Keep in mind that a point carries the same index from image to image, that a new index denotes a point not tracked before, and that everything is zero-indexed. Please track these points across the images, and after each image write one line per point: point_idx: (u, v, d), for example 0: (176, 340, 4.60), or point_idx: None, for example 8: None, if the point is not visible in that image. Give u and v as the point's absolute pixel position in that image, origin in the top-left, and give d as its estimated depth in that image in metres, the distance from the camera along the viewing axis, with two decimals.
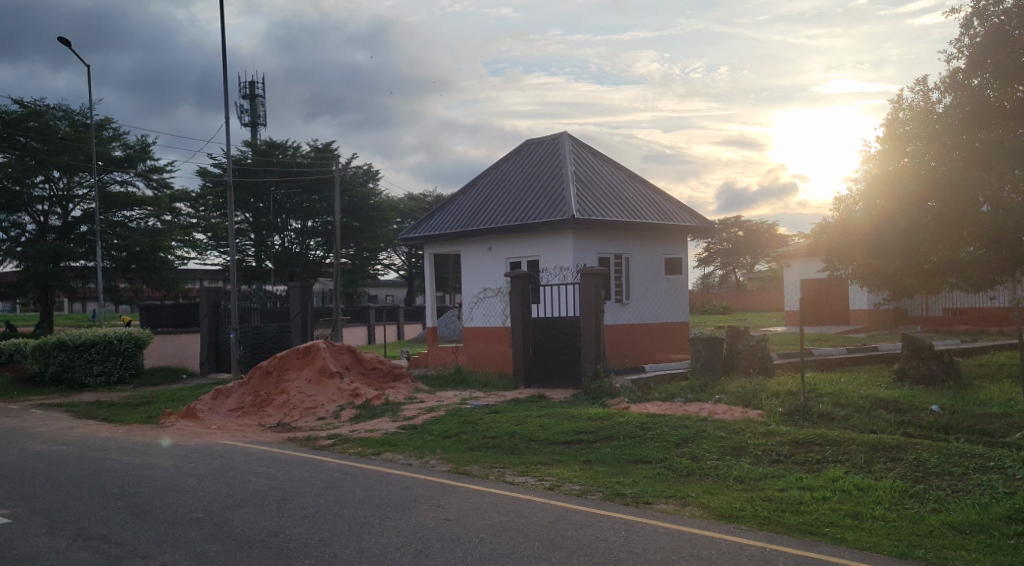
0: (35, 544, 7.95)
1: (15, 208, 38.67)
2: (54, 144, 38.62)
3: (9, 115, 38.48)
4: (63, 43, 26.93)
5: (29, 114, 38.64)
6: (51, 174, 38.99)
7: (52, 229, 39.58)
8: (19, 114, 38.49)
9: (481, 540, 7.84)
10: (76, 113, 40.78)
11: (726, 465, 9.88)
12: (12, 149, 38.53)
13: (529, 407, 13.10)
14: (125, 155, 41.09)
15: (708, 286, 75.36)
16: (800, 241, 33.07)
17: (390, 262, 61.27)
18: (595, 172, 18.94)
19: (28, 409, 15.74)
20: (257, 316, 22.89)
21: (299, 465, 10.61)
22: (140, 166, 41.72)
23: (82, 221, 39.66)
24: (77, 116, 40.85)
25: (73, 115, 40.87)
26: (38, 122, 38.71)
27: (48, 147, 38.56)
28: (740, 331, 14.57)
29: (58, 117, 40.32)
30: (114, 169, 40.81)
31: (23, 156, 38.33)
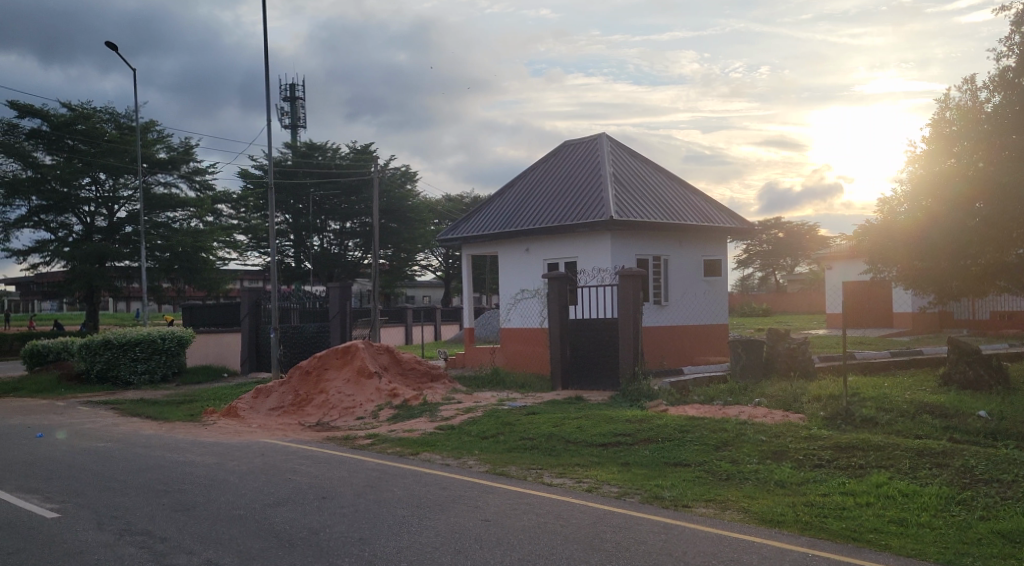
0: (84, 537, 8.12)
1: (62, 209, 39.55)
2: (100, 146, 39.40)
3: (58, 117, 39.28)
4: (111, 47, 27.34)
5: (76, 117, 39.32)
6: (97, 176, 39.85)
7: (98, 229, 40.48)
8: (66, 117, 39.10)
9: (520, 541, 7.84)
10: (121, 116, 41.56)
11: (767, 469, 9.78)
12: (60, 151, 39.36)
13: (567, 409, 13.08)
14: (168, 157, 41.84)
15: (748, 288, 74.80)
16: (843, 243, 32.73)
17: (426, 263, 61.57)
18: (634, 173, 18.87)
19: (76, 407, 16.03)
20: (296, 316, 23.15)
21: (339, 464, 10.71)
22: (183, 168, 42.44)
23: (127, 222, 40.49)
24: (122, 118, 41.65)
25: (118, 118, 41.69)
26: (85, 124, 39.46)
27: (94, 149, 39.35)
28: (781, 333, 14.41)
29: (105, 119, 41.14)
30: (158, 171, 41.63)
31: (71, 158, 39.16)
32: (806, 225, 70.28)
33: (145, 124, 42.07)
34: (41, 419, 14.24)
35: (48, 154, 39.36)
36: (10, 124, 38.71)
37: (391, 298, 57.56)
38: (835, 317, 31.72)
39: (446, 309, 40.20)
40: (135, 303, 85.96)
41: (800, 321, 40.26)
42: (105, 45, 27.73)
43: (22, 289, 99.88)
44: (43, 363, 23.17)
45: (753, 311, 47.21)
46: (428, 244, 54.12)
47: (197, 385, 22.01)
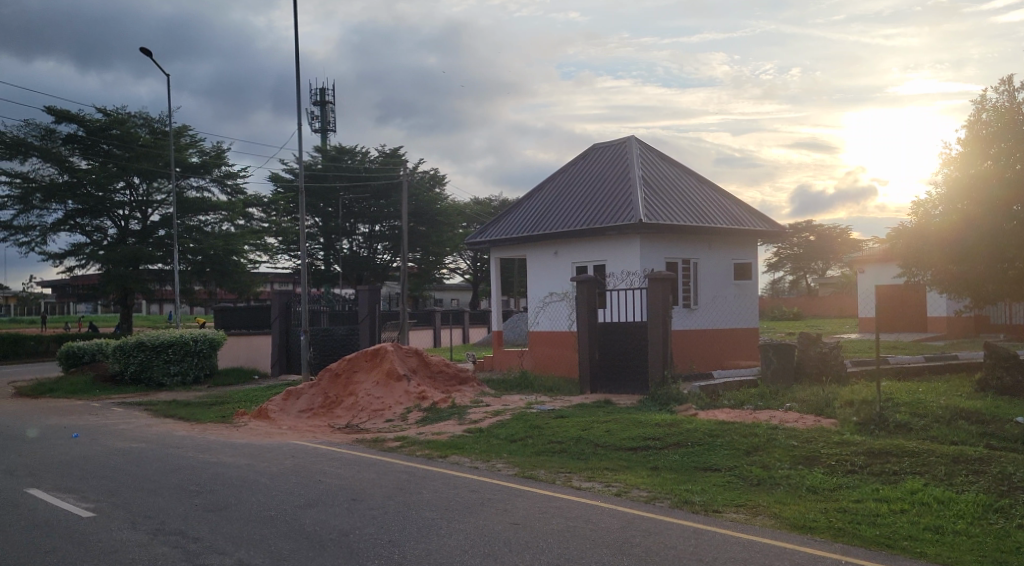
0: (119, 537, 8.23)
1: (98, 213, 40.28)
2: (135, 151, 39.98)
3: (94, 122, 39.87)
4: (146, 53, 27.75)
5: (111, 122, 39.92)
6: (132, 180, 40.46)
7: (132, 233, 41.19)
8: (102, 122, 39.73)
9: (549, 544, 7.83)
10: (155, 121, 42.16)
11: (799, 474, 9.68)
12: (96, 156, 39.95)
13: (596, 412, 13.04)
14: (201, 161, 42.35)
15: (778, 292, 74.29)
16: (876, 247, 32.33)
17: (455, 266, 61.75)
18: (664, 175, 18.80)
19: (110, 408, 16.28)
20: (326, 318, 23.31)
21: (368, 466, 10.77)
22: (215, 172, 42.99)
23: (161, 225, 41.21)
24: (156, 123, 42.27)
25: (152, 122, 42.33)
26: (120, 129, 40.01)
27: (129, 153, 39.93)
28: (812, 337, 14.26)
29: (139, 124, 41.76)
30: (191, 175, 42.21)
31: (106, 163, 39.76)
32: (837, 228, 69.53)
33: (179, 128, 42.67)
34: (76, 419, 14.46)
35: (84, 159, 39.92)
36: (47, 129, 39.36)
37: (419, 301, 57.83)
38: (868, 322, 31.29)
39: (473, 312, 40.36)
40: (168, 306, 87.38)
41: (832, 324, 39.85)
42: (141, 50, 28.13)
43: (57, 292, 101.88)
44: (78, 364, 23.53)
45: (782, 314, 46.86)
46: (456, 247, 54.33)
47: (229, 387, 22.25)
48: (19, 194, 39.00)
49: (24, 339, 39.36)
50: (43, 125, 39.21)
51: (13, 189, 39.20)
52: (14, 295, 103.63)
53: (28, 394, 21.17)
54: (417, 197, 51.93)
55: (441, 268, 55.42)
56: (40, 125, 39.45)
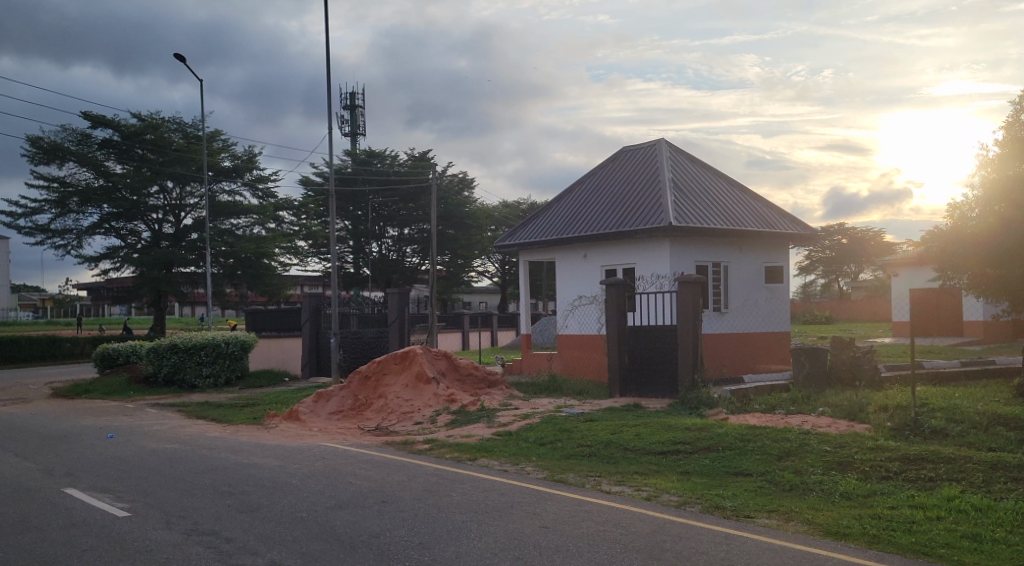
0: (153, 537, 8.32)
1: (133, 217, 40.96)
2: (168, 155, 40.47)
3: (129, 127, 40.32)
4: (180, 59, 28.11)
5: (146, 127, 40.29)
6: (165, 184, 41.01)
7: (165, 236, 41.83)
8: (137, 127, 40.13)
9: (579, 548, 7.81)
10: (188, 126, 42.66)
11: (832, 480, 9.56)
12: (131, 160, 40.52)
13: (625, 416, 12.99)
14: (233, 166, 42.86)
15: (810, 296, 73.69)
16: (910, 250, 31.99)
17: (483, 269, 61.88)
18: (694, 178, 18.68)
19: (145, 409, 16.51)
20: (356, 321, 23.43)
21: (398, 468, 10.81)
22: (247, 176, 43.43)
23: (194, 228, 41.80)
24: (190, 128, 42.77)
25: (185, 127, 42.83)
26: (154, 134, 40.46)
27: (162, 158, 40.44)
28: (845, 341, 14.11)
29: (172, 129, 42.29)
30: (223, 179, 42.68)
31: (140, 167, 40.30)
32: (870, 231, 68.82)
33: (211, 133, 43.18)
34: (111, 420, 14.67)
35: (119, 164, 40.63)
36: (83, 134, 39.98)
37: (447, 304, 58.05)
38: (902, 327, 30.98)
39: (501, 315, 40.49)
40: (200, 308, 88.70)
41: (867, 328, 39.42)
42: (176, 56, 28.49)
43: (92, 295, 103.80)
44: (113, 366, 23.88)
45: (813, 317, 46.48)
46: (485, 251, 54.49)
47: (261, 388, 22.47)
48: (57, 198, 39.75)
49: (60, 340, 40.04)
50: (78, 130, 39.82)
51: (50, 193, 39.95)
52: (50, 297, 105.70)
53: (65, 394, 21.54)
54: (446, 200, 52.12)
55: (470, 271, 55.69)
56: (76, 130, 40.12)
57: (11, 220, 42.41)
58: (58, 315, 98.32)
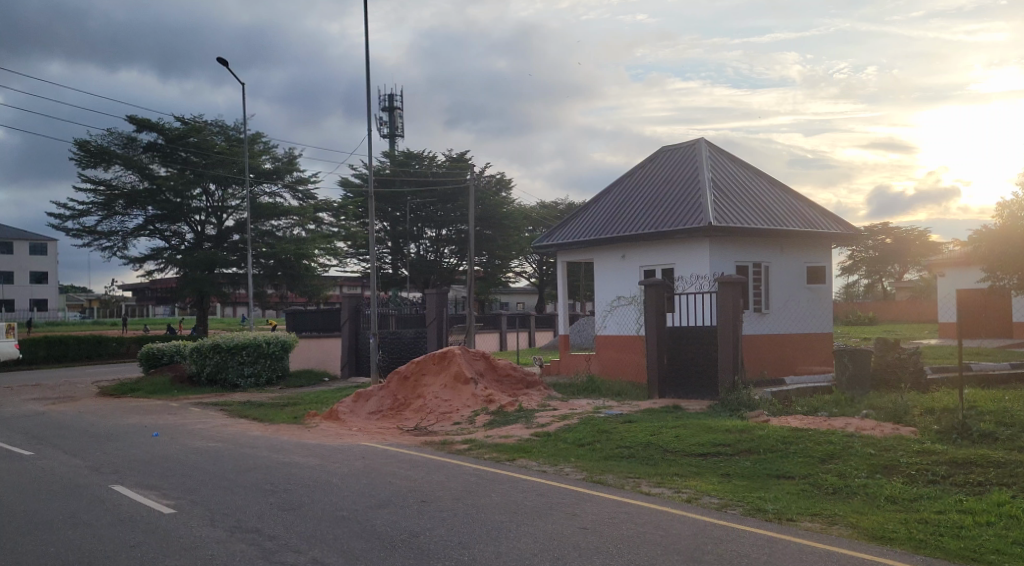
0: (198, 533, 8.44)
1: (176, 219, 41.71)
2: (210, 158, 41.08)
3: (172, 131, 40.88)
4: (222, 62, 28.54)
5: (189, 130, 40.94)
6: (208, 187, 41.66)
7: (208, 237, 42.58)
8: (180, 130, 40.74)
9: (618, 550, 7.76)
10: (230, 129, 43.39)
11: (876, 484, 9.41)
12: (174, 163, 41.19)
13: (665, 418, 12.92)
14: (274, 168, 43.41)
15: (852, 296, 72.61)
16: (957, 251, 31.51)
17: (520, 269, 61.92)
18: (735, 178, 18.51)
19: (189, 408, 16.75)
20: (394, 321, 23.58)
21: (438, 468, 10.85)
22: (287, 178, 43.99)
23: (235, 230, 42.46)
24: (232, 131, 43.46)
25: (227, 130, 43.71)
26: (197, 137, 40.99)
27: (205, 160, 41.06)
28: (890, 343, 13.89)
29: (215, 132, 42.95)
30: (264, 181, 43.22)
31: (183, 170, 40.96)
32: (915, 230, 67.67)
33: (253, 136, 43.81)
34: (157, 418, 14.93)
35: (163, 166, 41.34)
36: (129, 138, 40.81)
37: (484, 304, 58.19)
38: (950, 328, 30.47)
39: (540, 315, 40.47)
40: (242, 308, 89.92)
41: (917, 329, 38.73)
42: (219, 61, 28.90)
43: (137, 295, 105.66)
44: (157, 365, 24.29)
45: (856, 318, 45.79)
46: (522, 251, 54.53)
47: (302, 388, 22.68)
48: (103, 201, 40.63)
49: (106, 339, 40.90)
50: (124, 134, 40.72)
51: (97, 195, 40.83)
52: (97, 299, 107.86)
53: (111, 393, 21.95)
54: (484, 201, 52.23)
55: (507, 271, 55.79)
56: (122, 134, 40.98)
57: (59, 222, 43.42)
58: (104, 315, 100.29)
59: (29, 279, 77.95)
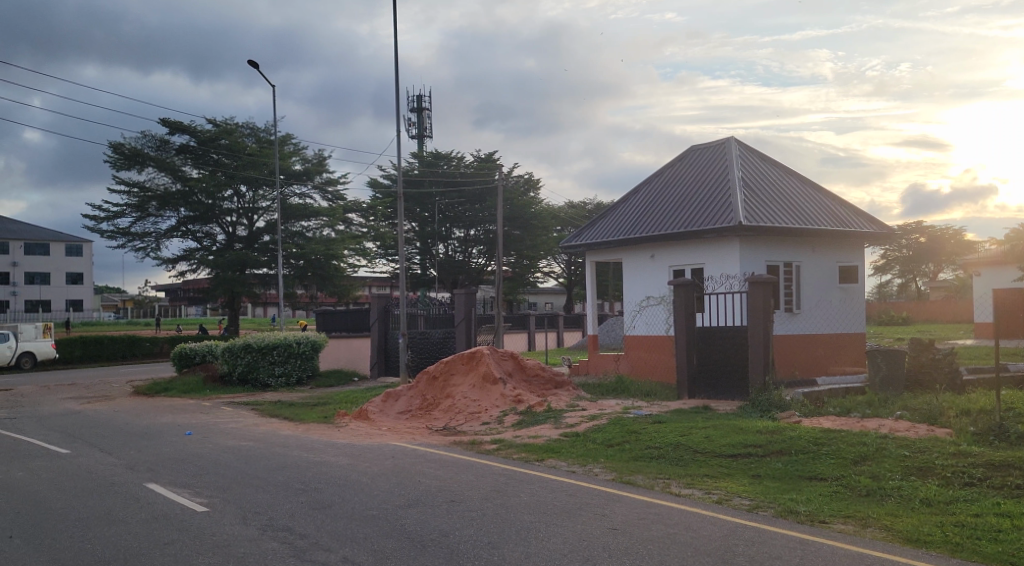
0: (231, 531, 8.54)
1: (208, 220, 42.25)
2: (242, 160, 41.55)
3: (204, 133, 41.39)
4: (252, 64, 28.82)
5: (220, 132, 41.45)
6: (239, 189, 42.12)
7: (239, 238, 43.08)
8: (212, 133, 41.27)
9: (649, 551, 7.72)
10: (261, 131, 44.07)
11: (911, 486, 9.28)
12: (206, 165, 41.67)
13: (695, 418, 12.85)
14: (303, 169, 43.80)
15: (885, 296, 71.70)
16: (994, 250, 31.06)
17: (548, 269, 61.90)
18: (765, 177, 18.34)
19: (221, 407, 16.93)
20: (423, 322, 23.68)
21: (467, 468, 10.88)
22: (316, 179, 44.37)
23: (265, 231, 42.95)
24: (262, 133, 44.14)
25: (258, 132, 44.40)
26: (228, 139, 41.50)
27: (236, 162, 41.52)
28: (924, 343, 13.70)
29: (246, 134, 43.54)
30: (294, 182, 43.60)
31: (215, 171, 41.45)
32: (950, 229, 66.73)
33: (283, 137, 44.26)
34: (190, 418, 15.11)
35: (194, 168, 41.83)
36: (161, 140, 41.29)
37: (513, 304, 58.34)
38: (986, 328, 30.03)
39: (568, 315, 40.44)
40: (273, 308, 90.77)
41: (955, 329, 38.13)
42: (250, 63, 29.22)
43: (170, 296, 107.10)
44: (190, 365, 24.60)
45: (889, 318, 45.20)
46: (550, 251, 54.48)
47: (332, 387, 22.82)
48: (137, 202, 41.21)
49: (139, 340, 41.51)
50: (157, 137, 41.22)
51: (131, 197, 41.42)
52: (131, 299, 109.51)
53: (144, 392, 22.26)
54: (512, 201, 52.27)
55: (534, 271, 55.81)
56: (155, 136, 41.48)
57: (94, 224, 44.09)
58: (136, 315, 101.84)
59: (66, 279, 79.28)
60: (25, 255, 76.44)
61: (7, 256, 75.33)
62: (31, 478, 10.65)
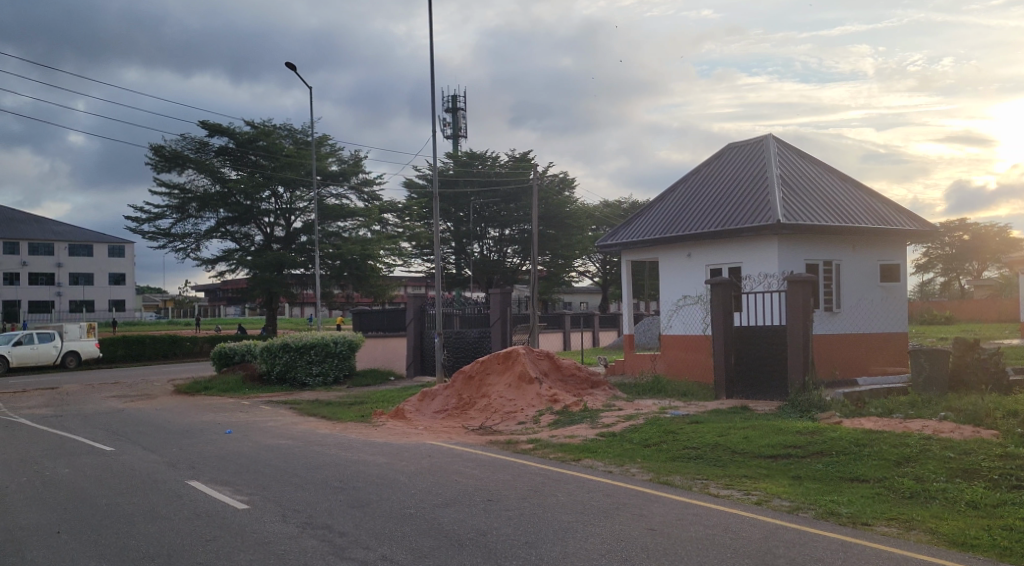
0: (271, 529, 8.61)
1: (246, 221, 42.83)
2: (279, 161, 42.15)
3: (243, 135, 42.03)
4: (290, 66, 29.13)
5: (258, 134, 42.05)
6: (277, 190, 42.61)
7: (277, 238, 43.66)
8: (250, 135, 41.89)
9: (687, 552, 7.66)
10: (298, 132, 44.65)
11: (957, 488, 9.10)
12: (245, 166, 42.26)
13: (733, 418, 12.72)
14: (340, 170, 44.22)
15: (928, 295, 70.51)
16: None
17: (584, 269, 61.73)
18: (803, 174, 18.15)
19: (260, 406, 17.15)
20: (458, 321, 23.79)
21: (504, 467, 10.89)
22: (352, 180, 44.77)
23: (302, 231, 43.46)
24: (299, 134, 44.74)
25: (295, 134, 44.89)
26: (266, 141, 42.12)
27: (274, 164, 42.11)
28: (969, 343, 13.44)
29: (283, 135, 44.16)
30: (331, 183, 44.04)
31: (253, 173, 42.04)
32: (993, 227, 65.46)
33: (320, 139, 44.76)
34: (230, 416, 15.32)
35: (233, 170, 42.41)
36: (201, 143, 41.86)
37: (548, 304, 58.34)
38: None
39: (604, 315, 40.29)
40: (309, 308, 91.65)
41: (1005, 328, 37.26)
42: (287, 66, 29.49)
43: (209, 296, 108.58)
44: (229, 364, 24.95)
45: (931, 317, 44.39)
46: (585, 250, 54.30)
47: (369, 386, 23.04)
48: (178, 204, 41.83)
49: (179, 340, 42.14)
50: (197, 139, 41.74)
51: (171, 199, 42.06)
52: (171, 299, 111.34)
53: (186, 391, 22.61)
54: (547, 200, 52.21)
55: (569, 271, 55.65)
56: (194, 138, 42.02)
57: (136, 225, 44.86)
58: (177, 315, 103.57)
59: (109, 280, 80.71)
60: (69, 256, 77.87)
61: (52, 257, 76.80)
62: (78, 475, 10.86)
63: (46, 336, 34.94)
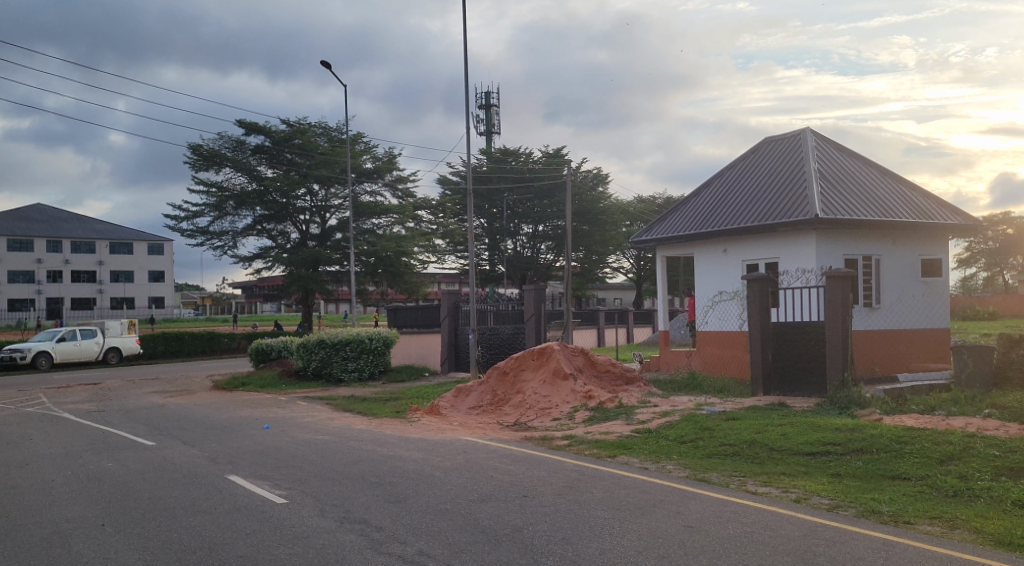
0: (310, 523, 8.68)
1: (281, 219, 43.35)
2: (314, 159, 42.67)
3: (279, 133, 42.53)
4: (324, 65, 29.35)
5: (294, 132, 42.50)
6: (312, 187, 43.05)
7: (311, 236, 44.10)
8: (286, 133, 42.38)
9: (725, 550, 7.58)
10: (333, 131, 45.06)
11: (1003, 487, 8.91)
12: (281, 164, 42.90)
13: (770, 416, 12.57)
14: (374, 167, 44.49)
15: (969, 291, 69.26)
16: None
17: (618, 265, 61.54)
18: (842, 168, 17.92)
19: (297, 401, 17.34)
20: (492, 318, 23.89)
21: (539, 464, 10.87)
22: (387, 177, 45.04)
23: (336, 229, 43.84)
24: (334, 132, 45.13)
25: (329, 132, 45.22)
26: (301, 139, 42.59)
27: (309, 161, 42.66)
28: (1015, 338, 13.14)
29: (318, 133, 44.63)
30: (365, 181, 44.40)
31: (289, 171, 42.57)
32: None
33: (354, 136, 45.12)
34: (267, 412, 15.50)
35: (269, 168, 42.93)
36: (238, 142, 42.50)
37: (582, 301, 58.24)
38: None
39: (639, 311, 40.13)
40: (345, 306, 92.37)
41: None
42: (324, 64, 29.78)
43: (246, 294, 109.94)
44: (266, 360, 25.27)
45: (975, 313, 43.52)
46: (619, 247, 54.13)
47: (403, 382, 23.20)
48: (215, 202, 42.34)
49: (217, 336, 42.60)
50: (233, 138, 42.33)
51: (208, 198, 42.57)
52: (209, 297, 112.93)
53: (224, 386, 22.93)
54: (581, 196, 52.12)
55: (603, 267, 55.40)
56: (231, 137, 42.63)
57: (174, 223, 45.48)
58: (215, 312, 104.96)
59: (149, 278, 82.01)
60: (110, 255, 79.20)
61: (93, 256, 78.21)
62: (121, 469, 11.04)
63: (88, 333, 35.60)
